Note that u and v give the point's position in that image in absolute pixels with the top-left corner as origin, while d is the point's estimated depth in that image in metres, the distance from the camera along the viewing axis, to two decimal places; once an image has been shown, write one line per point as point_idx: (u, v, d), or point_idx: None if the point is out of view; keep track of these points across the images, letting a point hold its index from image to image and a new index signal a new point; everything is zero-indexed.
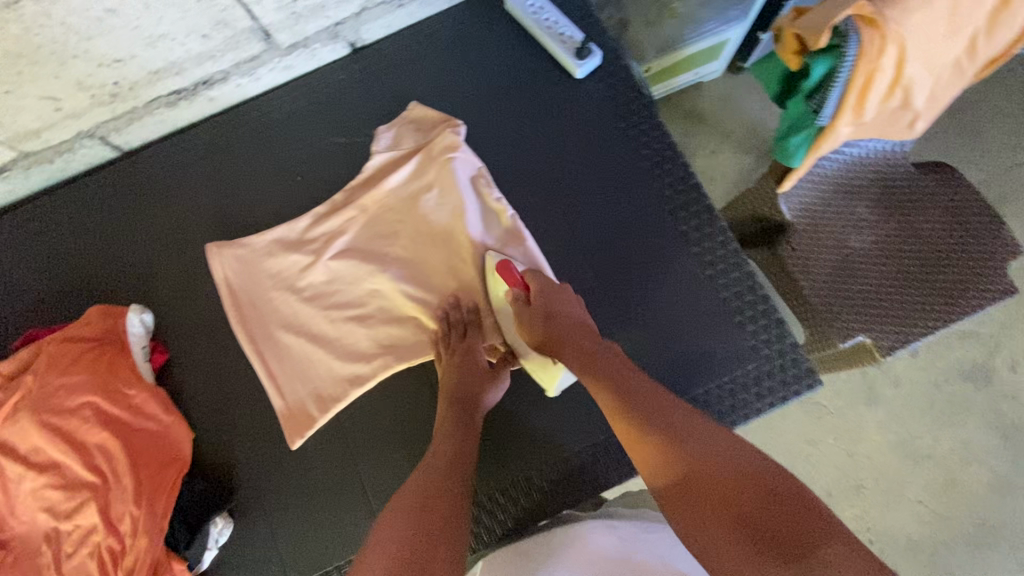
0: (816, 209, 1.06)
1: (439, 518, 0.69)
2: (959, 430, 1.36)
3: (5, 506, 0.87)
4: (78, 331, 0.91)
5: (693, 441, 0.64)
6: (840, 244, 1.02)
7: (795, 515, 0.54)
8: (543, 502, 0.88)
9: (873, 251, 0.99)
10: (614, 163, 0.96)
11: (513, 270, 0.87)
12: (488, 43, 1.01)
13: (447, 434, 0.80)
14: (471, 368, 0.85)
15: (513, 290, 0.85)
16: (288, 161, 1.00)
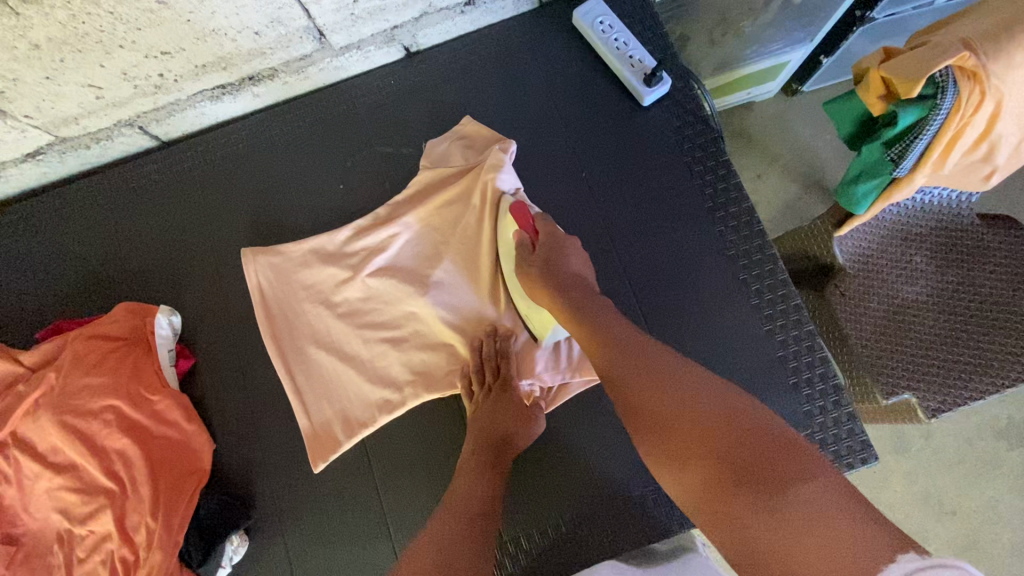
0: (869, 256, 0.95)
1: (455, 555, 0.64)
2: (989, 490, 1.28)
3: (20, 501, 0.85)
4: (105, 328, 0.88)
5: (660, 382, 0.59)
6: (889, 294, 0.92)
7: (770, 456, 0.48)
8: (573, 552, 0.84)
9: (925, 304, 0.88)
10: (673, 198, 0.90)
11: (526, 213, 0.82)
12: (550, 60, 0.96)
13: (474, 474, 0.76)
14: (505, 405, 0.80)
15: (521, 234, 0.81)
16: (332, 167, 0.97)
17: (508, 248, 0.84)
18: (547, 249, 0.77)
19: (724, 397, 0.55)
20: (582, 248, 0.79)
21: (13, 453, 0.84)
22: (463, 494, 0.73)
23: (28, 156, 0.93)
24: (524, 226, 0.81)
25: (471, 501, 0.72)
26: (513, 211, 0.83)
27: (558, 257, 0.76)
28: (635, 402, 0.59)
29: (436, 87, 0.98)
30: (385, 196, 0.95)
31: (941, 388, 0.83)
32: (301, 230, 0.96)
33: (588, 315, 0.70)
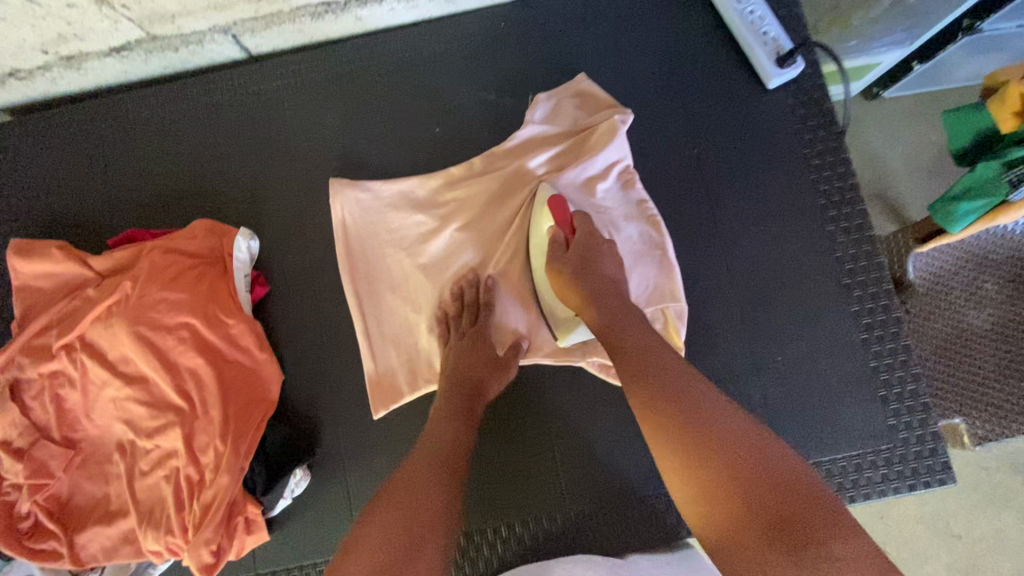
0: (947, 276, 0.82)
1: (423, 511, 0.61)
2: (995, 518, 1.20)
3: (81, 406, 0.84)
4: (184, 245, 0.86)
5: (709, 427, 0.54)
6: (957, 319, 0.80)
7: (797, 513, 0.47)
8: (600, 520, 0.83)
9: (993, 335, 0.78)
10: (782, 189, 0.87)
11: (565, 207, 0.79)
12: (673, 25, 0.91)
13: (448, 418, 0.73)
14: (477, 352, 0.78)
15: (557, 228, 0.78)
16: (430, 107, 0.93)
17: (540, 240, 0.82)
18: (585, 248, 0.74)
19: (761, 437, 0.53)
20: (619, 255, 0.76)
21: (81, 357, 0.83)
22: (434, 439, 0.70)
23: (113, 52, 0.88)
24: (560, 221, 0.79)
25: (443, 446, 0.69)
26: (550, 202, 0.79)
27: (596, 258, 0.73)
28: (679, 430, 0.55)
29: (548, 37, 0.94)
30: (484, 146, 0.92)
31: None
32: (391, 169, 0.92)
33: (614, 312, 0.69)
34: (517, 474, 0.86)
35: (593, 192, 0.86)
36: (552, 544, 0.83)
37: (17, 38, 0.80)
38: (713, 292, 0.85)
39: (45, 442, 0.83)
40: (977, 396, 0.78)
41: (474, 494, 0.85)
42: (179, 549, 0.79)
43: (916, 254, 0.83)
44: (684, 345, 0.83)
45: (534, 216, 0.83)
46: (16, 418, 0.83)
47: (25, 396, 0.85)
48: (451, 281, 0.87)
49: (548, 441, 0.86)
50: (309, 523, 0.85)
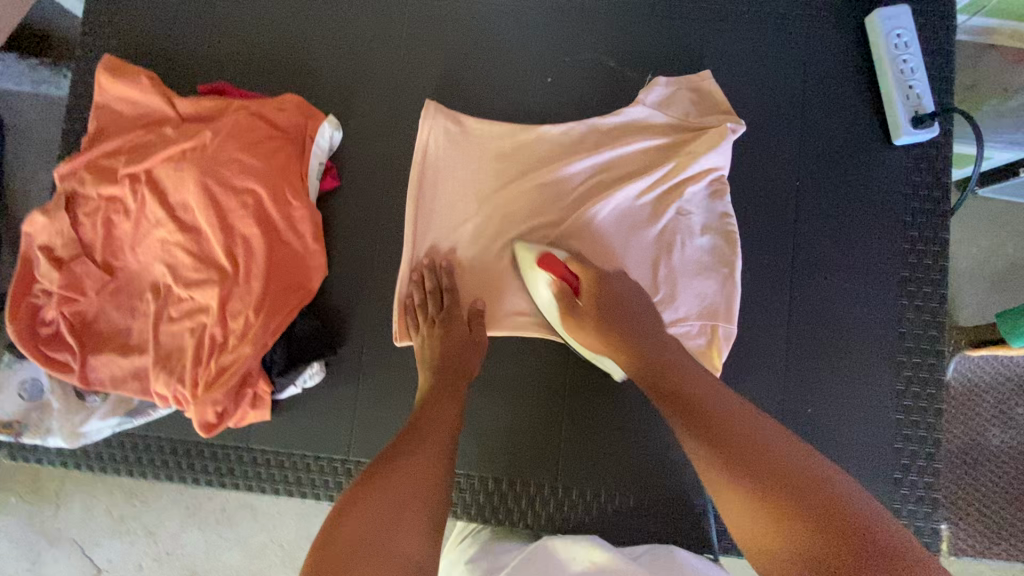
0: (972, 385, 0.95)
1: (411, 484, 0.60)
2: None
3: (128, 237, 0.85)
4: (271, 114, 0.85)
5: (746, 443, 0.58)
6: (977, 433, 0.94)
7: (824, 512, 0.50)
8: (596, 506, 0.83)
9: (1003, 455, 0.93)
10: (869, 248, 0.84)
11: (557, 262, 0.78)
12: (819, 50, 0.87)
13: (436, 400, 0.73)
14: (452, 334, 0.79)
15: (561, 283, 0.78)
16: (548, 56, 0.90)
17: (533, 282, 0.81)
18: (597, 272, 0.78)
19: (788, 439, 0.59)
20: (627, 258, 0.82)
21: (143, 190, 0.83)
22: (420, 418, 0.70)
23: None
24: (555, 275, 0.78)
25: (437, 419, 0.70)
26: (542, 261, 0.78)
27: (612, 284, 0.77)
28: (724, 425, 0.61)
29: (689, 22, 0.90)
30: (588, 112, 0.89)
31: (980, 533, 0.91)
32: (490, 106, 0.90)
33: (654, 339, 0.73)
34: (521, 435, 0.85)
35: (680, 191, 0.85)
36: (546, 515, 0.83)
37: None
38: (766, 326, 0.84)
39: (86, 260, 0.84)
40: (956, 493, 0.92)
41: (475, 438, 0.85)
42: (183, 401, 0.80)
43: (958, 355, 0.96)
44: (722, 367, 0.83)
45: (528, 280, 0.82)
46: (65, 228, 0.84)
47: (78, 210, 0.86)
48: (408, 269, 0.85)
49: (563, 413, 0.85)
50: (308, 416, 0.86)
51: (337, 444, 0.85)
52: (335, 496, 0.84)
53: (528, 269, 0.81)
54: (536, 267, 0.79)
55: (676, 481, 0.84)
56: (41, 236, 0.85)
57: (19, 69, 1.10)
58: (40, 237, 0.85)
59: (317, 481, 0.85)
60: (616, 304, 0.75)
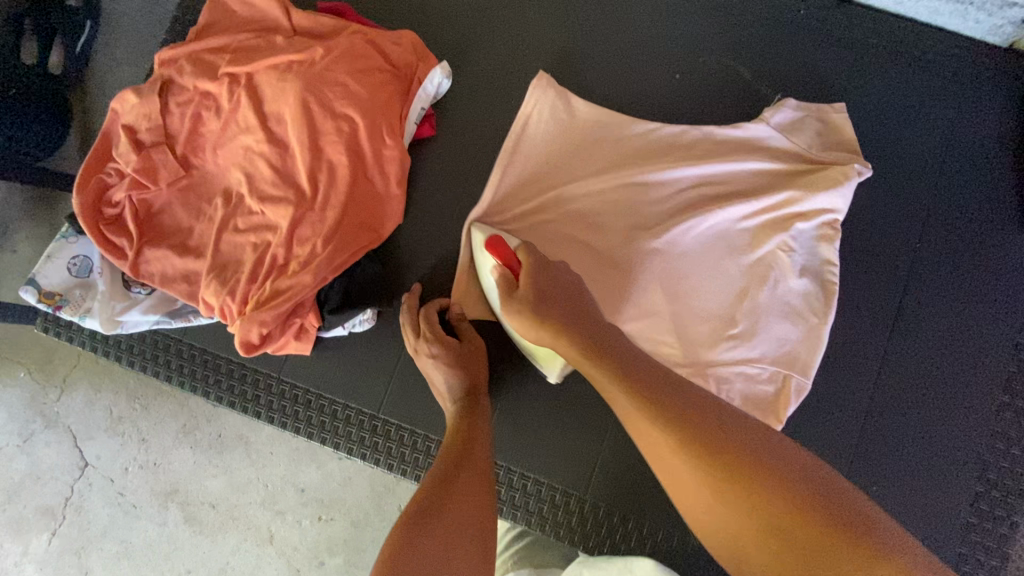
0: None
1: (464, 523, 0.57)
2: None
3: (213, 137, 0.82)
4: (386, 45, 0.81)
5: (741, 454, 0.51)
6: None
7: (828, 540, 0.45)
8: (620, 530, 0.79)
9: None
10: (976, 332, 0.78)
11: (504, 245, 0.72)
12: (971, 113, 0.81)
13: (462, 428, 0.69)
14: (455, 354, 0.74)
15: (502, 264, 0.71)
16: (681, 53, 0.85)
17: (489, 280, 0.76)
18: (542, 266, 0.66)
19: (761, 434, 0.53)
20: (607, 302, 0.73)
21: (240, 92, 0.80)
22: (452, 449, 0.66)
23: None
24: (503, 258, 0.72)
25: (472, 444, 0.67)
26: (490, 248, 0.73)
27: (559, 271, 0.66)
28: (685, 446, 0.52)
29: (838, 51, 0.83)
30: (706, 119, 0.83)
31: None
32: (606, 91, 0.85)
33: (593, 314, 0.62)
34: (560, 436, 0.80)
35: (787, 224, 0.78)
36: (567, 526, 0.79)
37: None
38: (846, 388, 0.78)
39: (165, 150, 0.82)
40: None
41: (510, 427, 0.81)
42: (229, 315, 0.77)
43: None
44: (785, 420, 0.77)
45: (478, 262, 0.77)
46: (154, 112, 0.82)
47: (170, 97, 0.83)
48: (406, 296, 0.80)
49: (607, 424, 0.81)
50: (348, 362, 0.82)
51: (371, 398, 0.82)
52: (354, 450, 0.80)
53: (478, 250, 0.76)
54: (484, 249, 0.75)
55: None
56: (127, 115, 0.82)
57: None
58: (126, 116, 0.82)
59: (340, 430, 0.81)
60: (558, 297, 0.63)
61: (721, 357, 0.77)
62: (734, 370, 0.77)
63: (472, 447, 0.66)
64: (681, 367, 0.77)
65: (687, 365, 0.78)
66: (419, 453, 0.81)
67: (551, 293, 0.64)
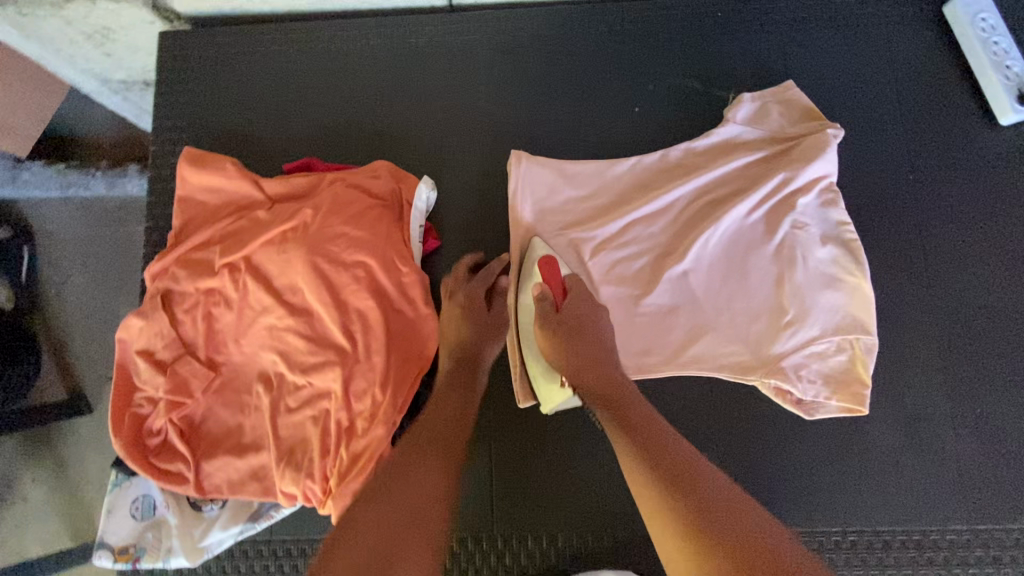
0: None
1: (423, 498, 0.59)
2: None
3: (232, 329, 0.81)
4: (366, 183, 0.82)
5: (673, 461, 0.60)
6: None
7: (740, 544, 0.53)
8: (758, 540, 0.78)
9: None
10: (1000, 232, 0.81)
11: (557, 271, 0.77)
12: (906, 45, 0.86)
13: (449, 397, 0.70)
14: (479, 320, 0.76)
15: (545, 288, 0.75)
16: (632, 84, 0.88)
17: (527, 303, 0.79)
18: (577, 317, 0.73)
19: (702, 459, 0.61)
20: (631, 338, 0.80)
21: (245, 277, 0.79)
22: (430, 418, 0.67)
23: None
24: (552, 283, 0.76)
25: (453, 418, 0.68)
26: (542, 262, 0.77)
27: (592, 328, 0.72)
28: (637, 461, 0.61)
29: (768, 32, 0.88)
30: (677, 136, 0.87)
31: None
32: (580, 144, 0.87)
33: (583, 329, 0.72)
34: None
35: (792, 203, 0.80)
36: None
37: None
38: (913, 328, 0.79)
39: (189, 359, 0.80)
40: None
41: (627, 490, 0.80)
42: (315, 498, 0.75)
43: None
44: (871, 382, 0.78)
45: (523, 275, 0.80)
46: (165, 328, 0.80)
47: (175, 307, 0.82)
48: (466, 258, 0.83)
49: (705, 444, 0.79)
50: None
51: (474, 517, 0.79)
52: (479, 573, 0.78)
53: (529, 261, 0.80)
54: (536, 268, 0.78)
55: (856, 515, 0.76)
56: (139, 341, 0.80)
57: (48, 176, 1.22)
58: (138, 342, 0.80)
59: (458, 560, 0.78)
60: (582, 328, 0.72)
61: (789, 346, 0.79)
62: (805, 353, 0.78)
63: (454, 421, 0.67)
64: (756, 370, 0.78)
65: (760, 368, 0.78)
66: (550, 558, 0.78)
67: (585, 343, 0.71)
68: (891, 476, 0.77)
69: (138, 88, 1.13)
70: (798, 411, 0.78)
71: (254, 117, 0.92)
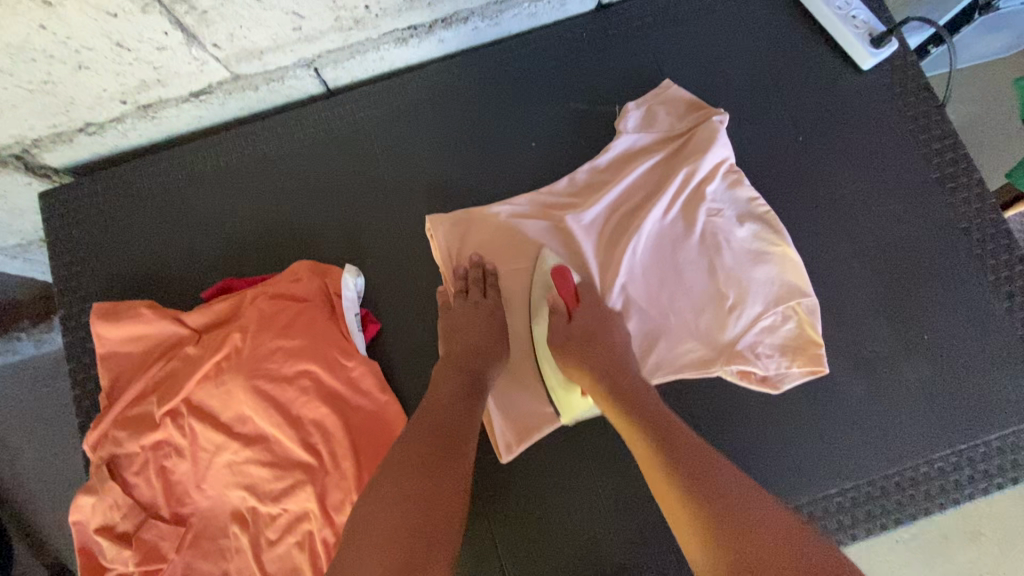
0: None
1: (447, 491, 0.60)
2: None
3: (190, 476, 0.76)
4: (288, 288, 0.80)
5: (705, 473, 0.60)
6: None
7: (788, 552, 0.52)
8: None
9: None
10: (894, 165, 0.86)
11: (569, 280, 0.78)
12: (759, 19, 0.91)
13: (453, 390, 0.70)
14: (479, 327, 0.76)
15: (562, 285, 0.77)
16: (522, 120, 0.90)
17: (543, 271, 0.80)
18: (592, 312, 0.76)
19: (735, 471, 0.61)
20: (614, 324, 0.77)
21: (189, 422, 0.75)
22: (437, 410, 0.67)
23: (191, 97, 0.85)
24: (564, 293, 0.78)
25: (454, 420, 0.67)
26: (554, 273, 0.78)
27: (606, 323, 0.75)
28: (670, 474, 0.61)
29: (633, 39, 0.91)
30: (580, 158, 0.89)
31: None
32: (489, 191, 0.88)
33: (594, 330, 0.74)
34: None
35: (700, 194, 0.83)
36: None
37: (98, 89, 0.78)
38: (846, 278, 0.82)
39: (153, 522, 0.75)
40: None
41: (628, 516, 0.79)
42: None
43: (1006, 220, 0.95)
44: (823, 341, 0.80)
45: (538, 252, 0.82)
46: (120, 497, 0.75)
47: (125, 472, 0.77)
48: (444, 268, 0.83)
49: None
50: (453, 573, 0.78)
51: None
52: None
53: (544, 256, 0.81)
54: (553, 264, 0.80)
55: (848, 470, 0.78)
56: (93, 519, 0.75)
57: None
58: (94, 521, 0.75)
59: None
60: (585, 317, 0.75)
61: (739, 329, 0.80)
62: (755, 331, 0.80)
63: (459, 422, 0.67)
64: (715, 361, 0.79)
65: (720, 357, 0.80)
66: None
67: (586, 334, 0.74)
68: (870, 424, 0.79)
69: (35, 247, 1.09)
70: (765, 388, 0.79)
71: (159, 253, 0.89)
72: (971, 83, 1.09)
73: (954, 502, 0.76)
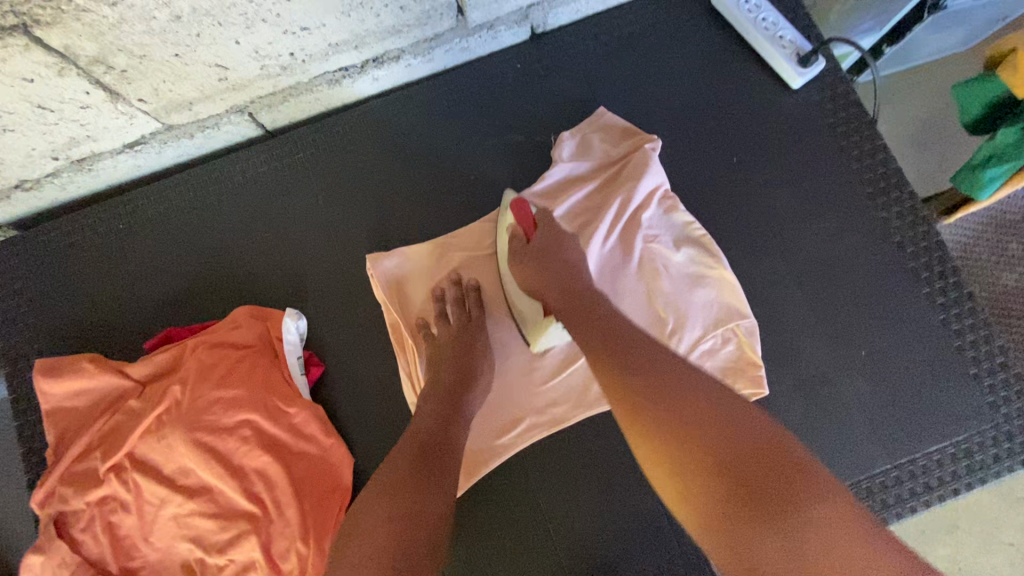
0: (969, 246, 0.97)
1: (435, 507, 0.58)
2: None
3: (137, 530, 0.76)
4: (228, 337, 0.80)
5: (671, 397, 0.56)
6: (993, 284, 0.95)
7: (763, 463, 0.49)
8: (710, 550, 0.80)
9: None
10: (827, 183, 0.87)
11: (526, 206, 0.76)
12: (689, 43, 0.92)
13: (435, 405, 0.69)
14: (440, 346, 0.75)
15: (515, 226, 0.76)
16: (460, 154, 0.90)
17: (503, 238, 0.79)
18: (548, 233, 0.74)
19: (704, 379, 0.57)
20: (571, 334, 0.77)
21: (132, 476, 0.75)
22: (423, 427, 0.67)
23: (126, 148, 0.85)
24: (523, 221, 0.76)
25: (428, 433, 0.66)
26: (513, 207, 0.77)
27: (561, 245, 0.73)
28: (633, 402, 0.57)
29: (567, 69, 0.92)
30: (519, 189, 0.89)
31: None
32: (430, 226, 0.88)
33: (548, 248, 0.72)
34: (621, 515, 0.81)
35: (636, 221, 0.83)
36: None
37: (27, 148, 0.78)
38: (784, 298, 0.83)
39: None
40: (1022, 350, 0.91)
41: (577, 545, 0.80)
42: None
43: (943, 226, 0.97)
44: (762, 362, 0.81)
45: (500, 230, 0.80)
46: (67, 555, 0.75)
47: (73, 529, 0.77)
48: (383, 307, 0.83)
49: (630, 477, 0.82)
50: None
51: None
52: None
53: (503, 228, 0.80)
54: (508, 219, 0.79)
55: None
56: None
57: None
58: None
59: None
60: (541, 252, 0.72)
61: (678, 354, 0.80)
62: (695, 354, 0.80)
63: (445, 436, 0.66)
64: None
65: None
66: None
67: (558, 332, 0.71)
68: (814, 442, 0.79)
69: None
70: None
71: (104, 304, 0.89)
72: (910, 90, 1.10)
73: (898, 516, 0.77)
